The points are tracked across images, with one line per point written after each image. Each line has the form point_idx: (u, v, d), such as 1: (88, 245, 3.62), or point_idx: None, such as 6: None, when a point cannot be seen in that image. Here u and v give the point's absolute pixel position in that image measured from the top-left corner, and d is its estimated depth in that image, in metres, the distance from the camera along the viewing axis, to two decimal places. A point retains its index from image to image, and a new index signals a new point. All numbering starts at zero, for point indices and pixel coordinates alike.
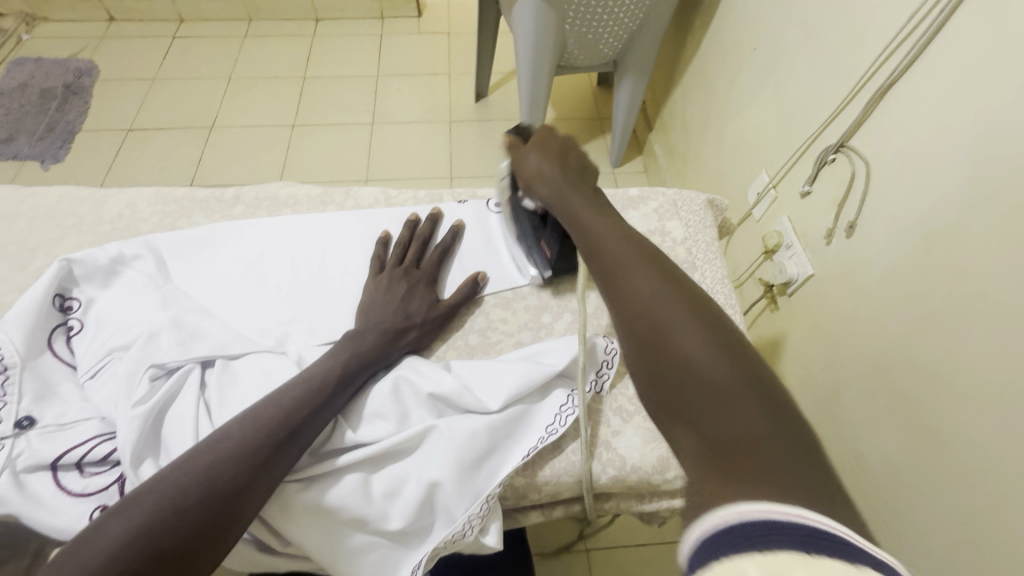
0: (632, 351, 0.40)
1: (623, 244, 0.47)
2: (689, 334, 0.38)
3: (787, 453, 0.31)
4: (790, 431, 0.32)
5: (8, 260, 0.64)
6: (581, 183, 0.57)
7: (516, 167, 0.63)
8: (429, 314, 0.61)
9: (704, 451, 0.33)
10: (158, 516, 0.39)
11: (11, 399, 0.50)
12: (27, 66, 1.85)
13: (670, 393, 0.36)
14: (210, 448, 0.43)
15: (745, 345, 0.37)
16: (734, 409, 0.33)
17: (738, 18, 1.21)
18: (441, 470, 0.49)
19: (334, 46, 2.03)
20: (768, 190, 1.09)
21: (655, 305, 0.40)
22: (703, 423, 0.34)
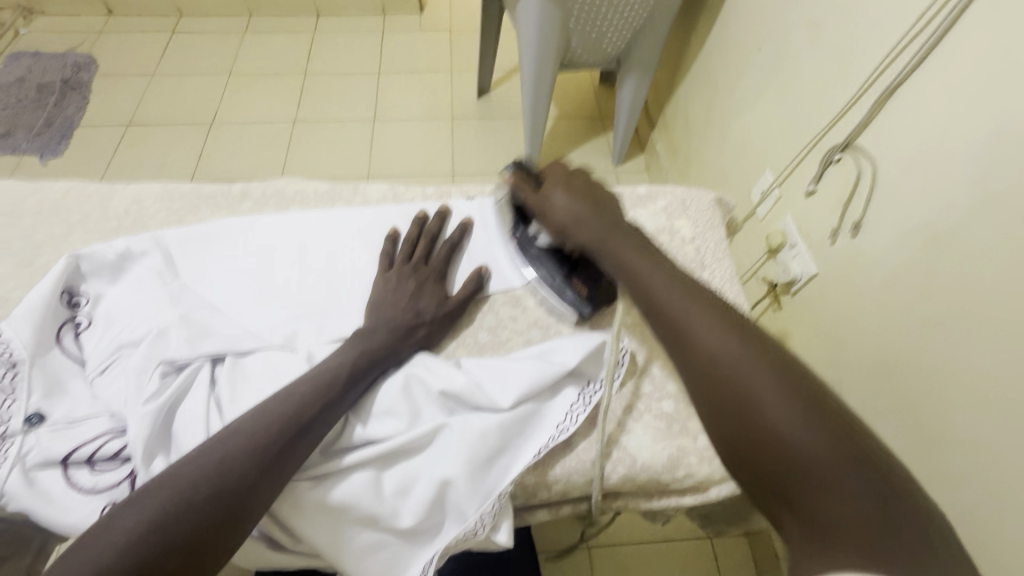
0: (717, 426, 0.41)
1: (686, 299, 0.47)
2: (777, 409, 0.38)
3: (901, 537, 0.32)
4: (899, 507, 0.34)
5: (15, 255, 0.63)
6: (623, 224, 0.56)
7: (539, 207, 0.61)
8: (438, 310, 0.61)
9: (816, 538, 0.34)
10: (171, 512, 0.39)
11: (21, 395, 0.50)
12: (24, 61, 1.83)
13: (765, 473, 0.38)
14: (221, 443, 0.43)
15: (834, 410, 0.38)
16: (839, 493, 0.34)
17: (742, 18, 1.21)
18: (453, 468, 0.49)
19: (335, 42, 2.02)
20: (772, 190, 1.09)
21: (736, 377, 0.41)
22: (808, 507, 0.35)
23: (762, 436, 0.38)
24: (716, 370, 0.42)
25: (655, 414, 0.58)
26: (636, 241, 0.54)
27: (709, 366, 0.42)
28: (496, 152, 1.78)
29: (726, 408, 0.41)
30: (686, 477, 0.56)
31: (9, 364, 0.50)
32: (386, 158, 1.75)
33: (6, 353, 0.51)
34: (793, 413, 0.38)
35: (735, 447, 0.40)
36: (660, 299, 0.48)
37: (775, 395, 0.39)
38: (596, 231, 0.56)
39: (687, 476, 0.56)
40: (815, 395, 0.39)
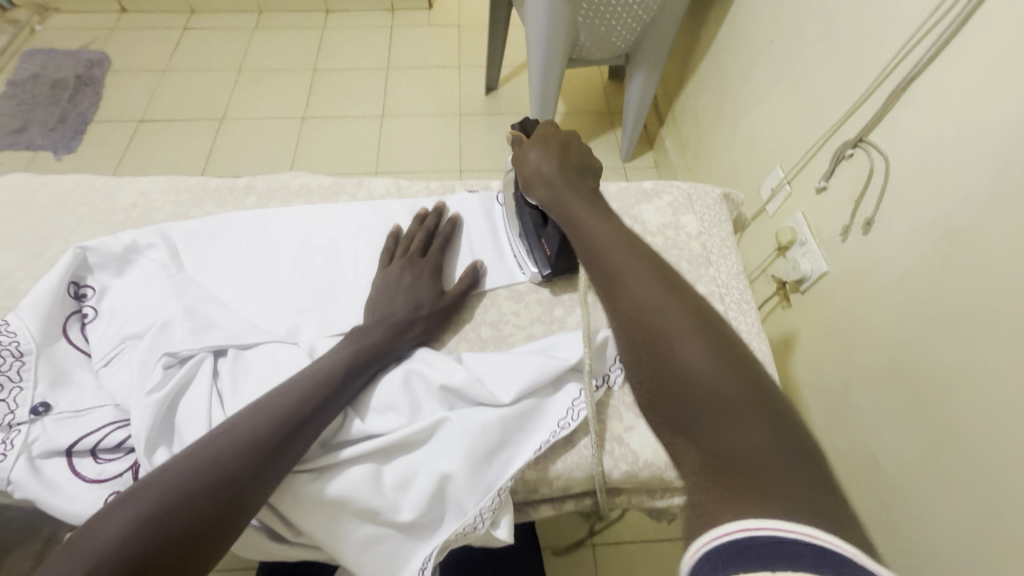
0: (633, 363, 0.42)
1: (626, 253, 0.48)
2: (689, 346, 0.39)
3: (789, 467, 0.31)
4: (792, 442, 0.33)
5: (25, 246, 0.64)
6: (581, 187, 0.57)
7: (518, 163, 0.64)
8: (435, 304, 0.61)
9: (704, 459, 0.34)
10: (172, 504, 0.39)
11: (27, 385, 0.50)
12: (39, 57, 1.86)
13: (670, 405, 0.38)
14: (219, 436, 0.43)
15: (749, 357, 0.38)
16: (734, 420, 0.34)
17: (754, 11, 1.19)
18: (453, 462, 0.49)
19: (343, 38, 2.02)
20: (783, 186, 1.08)
21: (656, 318, 0.41)
22: (703, 435, 0.35)
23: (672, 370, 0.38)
24: (638, 312, 0.42)
25: None
26: (594, 206, 0.55)
27: (633, 309, 0.43)
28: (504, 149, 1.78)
29: (644, 345, 0.41)
30: None
31: (16, 354, 0.51)
32: (394, 154, 1.75)
33: (13, 344, 0.51)
34: (704, 350, 0.38)
35: (647, 383, 0.40)
36: (600, 251, 0.49)
37: (689, 334, 0.40)
38: (559, 186, 0.58)
39: None
40: (735, 347, 0.39)
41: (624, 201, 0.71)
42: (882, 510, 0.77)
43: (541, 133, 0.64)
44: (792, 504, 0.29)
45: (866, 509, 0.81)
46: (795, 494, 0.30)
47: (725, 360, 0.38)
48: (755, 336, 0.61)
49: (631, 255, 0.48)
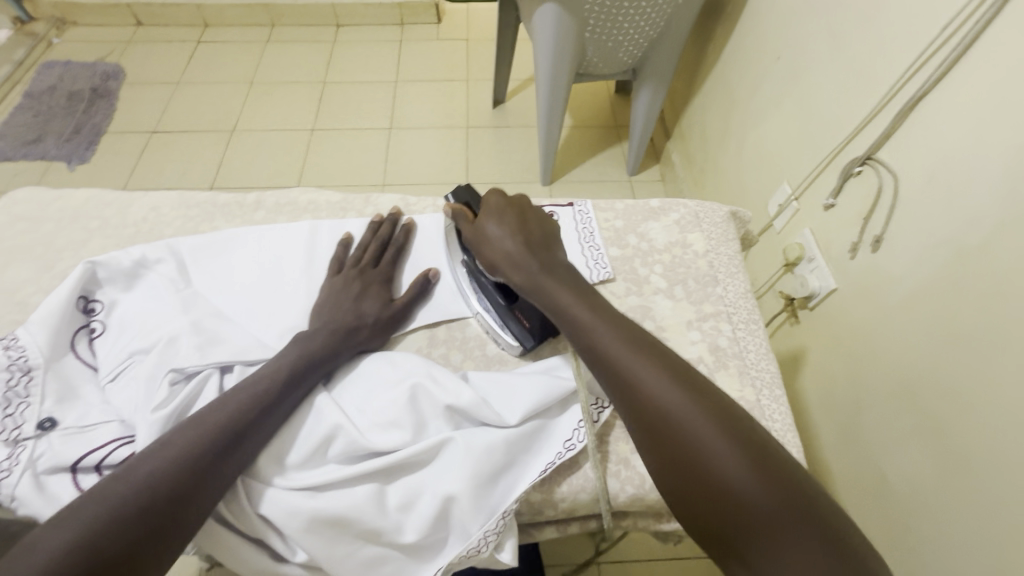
0: (666, 472, 0.43)
1: (629, 349, 0.47)
2: (724, 458, 0.40)
3: (837, 573, 0.35)
4: (830, 538, 0.37)
5: (37, 259, 0.65)
6: (557, 265, 0.55)
7: (475, 240, 0.60)
8: (380, 311, 0.61)
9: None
10: (133, 500, 0.40)
11: (35, 400, 0.51)
12: (55, 70, 1.89)
13: (716, 519, 0.39)
14: (150, 456, 0.43)
15: (771, 452, 0.41)
16: (776, 532, 0.37)
17: (761, 27, 1.20)
18: (458, 484, 0.48)
19: (353, 52, 2.05)
20: (790, 202, 1.07)
21: (683, 427, 0.42)
22: (754, 550, 0.37)
23: (708, 483, 0.40)
24: (661, 420, 0.43)
25: None
26: (578, 285, 0.54)
27: (655, 412, 0.44)
28: (511, 162, 1.79)
29: (674, 457, 0.42)
30: None
31: (24, 369, 0.51)
32: (401, 166, 1.76)
33: (22, 359, 0.51)
34: (737, 457, 0.40)
35: (683, 495, 0.41)
36: (602, 346, 0.48)
37: (718, 441, 0.41)
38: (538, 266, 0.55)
39: None
40: (755, 440, 0.42)
41: (631, 219, 0.71)
42: (893, 534, 0.75)
43: (492, 204, 0.61)
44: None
45: (876, 532, 0.79)
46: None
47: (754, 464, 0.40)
48: (765, 356, 0.61)
49: (633, 348, 0.47)
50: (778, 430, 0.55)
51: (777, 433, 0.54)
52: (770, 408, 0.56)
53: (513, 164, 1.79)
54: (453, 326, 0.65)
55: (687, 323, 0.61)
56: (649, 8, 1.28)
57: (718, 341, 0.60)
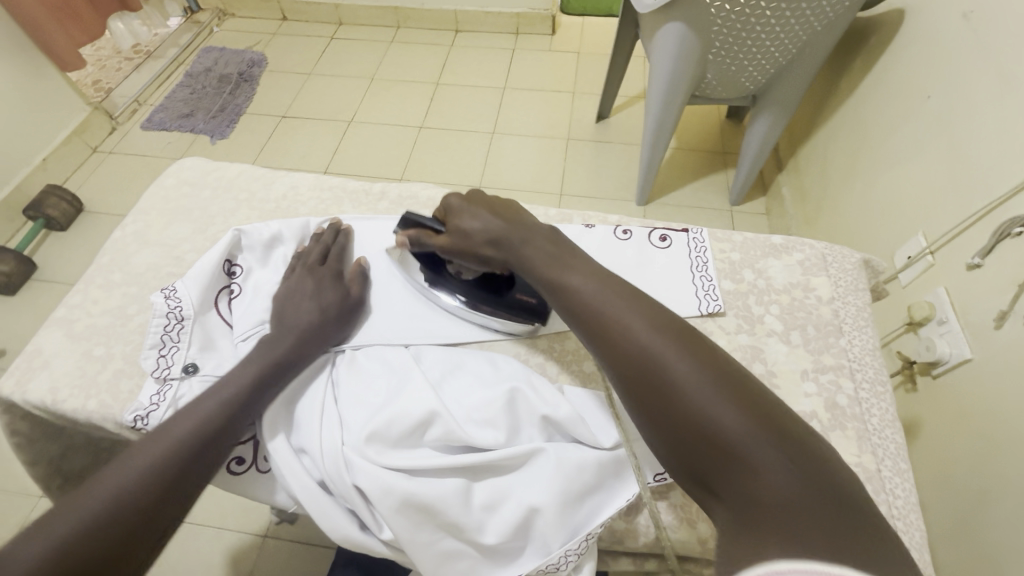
0: (643, 416, 0.42)
1: (611, 298, 0.46)
2: (700, 392, 0.38)
3: (809, 505, 0.32)
4: (827, 484, 0.34)
5: (194, 221, 0.73)
6: (539, 232, 0.55)
7: (459, 245, 0.58)
8: (340, 307, 0.61)
9: (736, 512, 0.35)
10: (107, 503, 0.41)
11: (183, 346, 0.57)
12: (212, 54, 2.15)
13: (701, 457, 0.37)
14: (120, 463, 0.44)
15: (747, 388, 0.39)
16: (754, 471, 0.35)
17: (912, 63, 1.10)
18: (544, 497, 0.48)
19: (467, 56, 2.14)
20: (923, 255, 0.97)
21: (655, 366, 0.41)
22: (726, 484, 0.36)
23: (692, 423, 0.38)
24: (636, 358, 0.42)
25: None
26: (555, 252, 0.52)
27: (631, 354, 0.43)
28: (608, 178, 1.78)
29: (647, 395, 0.41)
30: None
31: (178, 318, 0.58)
32: (499, 170, 1.80)
33: (177, 308, 0.58)
34: (711, 393, 0.38)
35: (669, 435, 0.40)
36: (586, 295, 0.48)
37: (704, 384, 0.39)
38: (521, 246, 0.54)
39: None
40: (736, 378, 0.40)
41: (749, 253, 0.67)
42: None
43: (451, 207, 0.59)
44: (826, 546, 0.30)
45: None
46: (847, 550, 0.30)
47: (743, 405, 0.37)
48: (891, 422, 0.54)
49: (616, 297, 0.47)
50: (900, 507, 0.49)
51: (898, 510, 0.49)
52: (891, 482, 0.50)
53: (610, 180, 1.78)
54: (551, 337, 0.64)
55: (802, 373, 0.57)
56: (783, 34, 1.22)
57: (836, 399, 0.55)
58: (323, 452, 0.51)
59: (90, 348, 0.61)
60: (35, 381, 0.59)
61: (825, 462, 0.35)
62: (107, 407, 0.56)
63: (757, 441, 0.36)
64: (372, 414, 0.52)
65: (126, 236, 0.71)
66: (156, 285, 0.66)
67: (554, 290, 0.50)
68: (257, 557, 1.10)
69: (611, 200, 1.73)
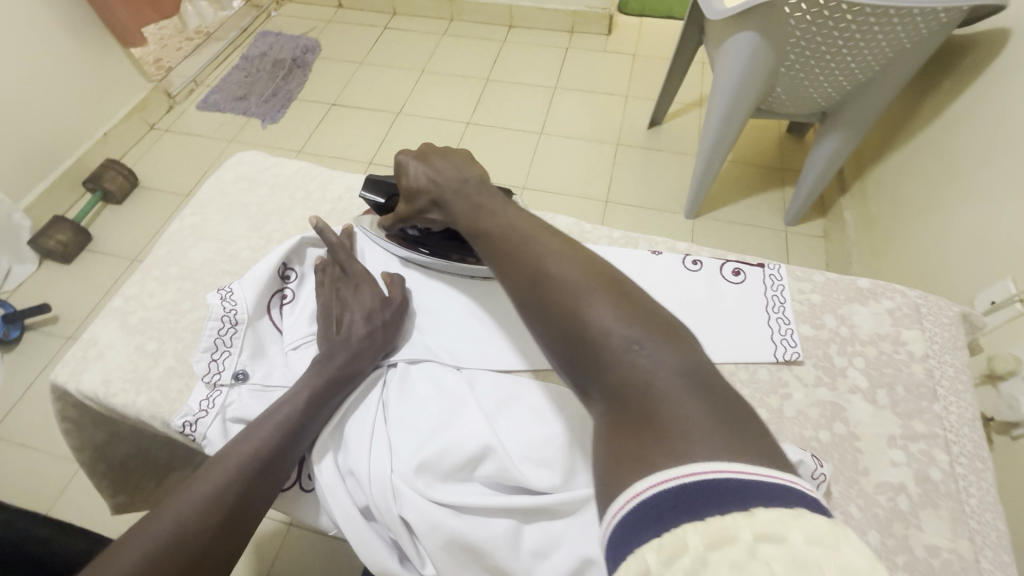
0: (537, 330, 0.41)
1: (521, 224, 0.47)
2: (589, 302, 0.38)
3: (682, 403, 0.33)
4: (699, 376, 0.35)
5: (250, 218, 0.72)
6: (474, 177, 0.54)
7: (408, 201, 0.59)
8: (386, 306, 0.58)
9: (613, 412, 0.35)
10: (160, 539, 0.41)
11: (234, 351, 0.56)
12: (268, 39, 2.17)
13: (585, 363, 0.38)
14: (182, 492, 0.44)
15: (631, 298, 0.39)
16: (630, 369, 0.35)
17: (1012, 88, 1.01)
18: (601, 550, 0.45)
19: (519, 53, 2.10)
20: (1011, 302, 0.89)
21: (551, 278, 0.41)
22: (607, 389, 0.36)
23: (576, 331, 0.38)
24: (531, 273, 0.42)
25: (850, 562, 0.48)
26: (483, 191, 0.52)
27: (531, 271, 0.42)
28: (657, 188, 1.72)
29: (539, 306, 0.41)
30: None
31: (232, 322, 0.57)
32: (545, 172, 1.76)
33: (232, 312, 0.57)
34: (601, 303, 0.38)
35: (557, 347, 0.40)
36: (499, 221, 0.48)
37: (589, 293, 0.39)
38: (454, 191, 0.53)
39: None
40: (623, 288, 0.40)
41: (831, 296, 0.62)
42: None
43: (398, 161, 0.59)
44: (690, 434, 0.31)
45: None
46: (715, 435, 0.31)
47: (621, 309, 0.38)
48: (992, 503, 0.49)
49: (525, 223, 0.47)
50: None
51: None
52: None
53: (660, 191, 1.71)
54: None
55: (889, 438, 0.52)
56: (867, 50, 1.13)
57: (928, 471, 0.50)
58: (369, 477, 0.48)
59: (143, 343, 0.60)
60: (88, 372, 0.59)
61: (702, 363, 0.36)
62: (157, 406, 0.56)
63: (636, 342, 0.36)
64: (423, 440, 0.49)
65: (183, 229, 0.71)
66: (210, 282, 0.66)
67: (471, 224, 0.50)
68: (279, 548, 1.10)
69: (659, 212, 1.67)
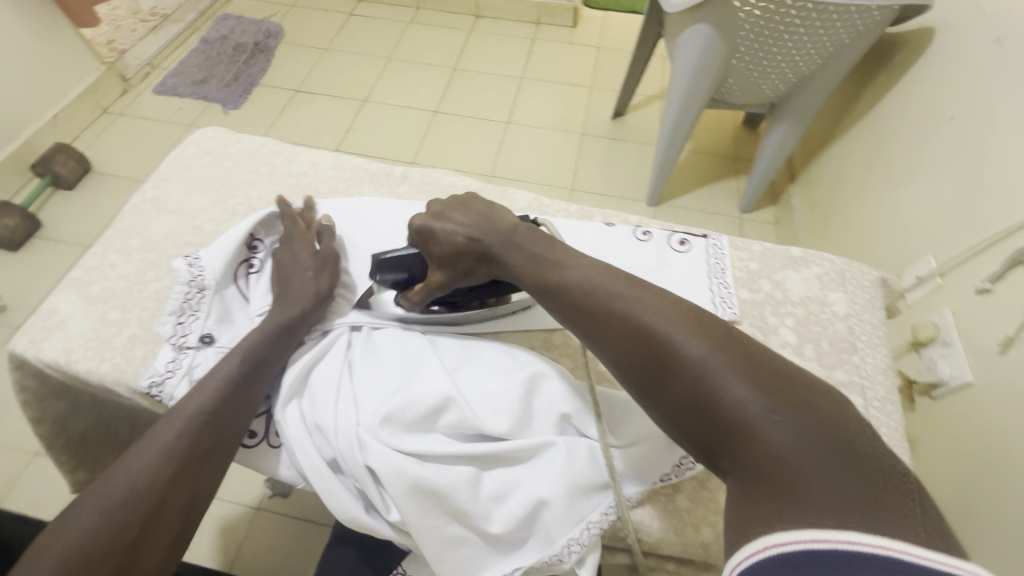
0: (649, 394, 0.42)
1: (615, 283, 0.48)
2: (707, 365, 0.39)
3: (824, 471, 0.32)
4: (840, 445, 0.33)
5: (214, 192, 0.73)
6: (511, 227, 0.55)
7: (448, 264, 0.57)
8: (317, 262, 0.60)
9: (744, 479, 0.35)
10: (122, 492, 0.43)
11: (201, 316, 0.57)
12: (228, 22, 2.11)
13: (707, 427, 0.38)
14: (144, 448, 0.45)
15: (754, 359, 0.39)
16: (762, 436, 0.35)
17: (934, 83, 1.11)
18: (552, 490, 0.49)
19: (486, 43, 2.12)
20: (932, 277, 0.98)
21: (663, 345, 0.41)
22: (736, 454, 0.36)
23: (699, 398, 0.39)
24: (638, 338, 0.43)
25: None
26: (534, 242, 0.54)
27: (636, 336, 0.44)
28: (620, 176, 1.78)
29: (653, 372, 0.42)
30: None
31: (199, 288, 0.58)
32: (511, 161, 1.79)
33: (199, 277, 0.58)
34: (722, 368, 0.38)
35: (678, 415, 0.40)
36: (585, 280, 0.49)
37: (708, 359, 0.39)
38: (502, 245, 0.54)
39: None
40: (742, 350, 0.40)
41: (767, 264, 0.67)
42: None
43: (416, 229, 0.58)
44: (831, 502, 0.31)
45: None
46: (863, 510, 0.30)
47: (746, 375, 0.37)
48: (899, 440, 0.55)
49: (619, 281, 0.48)
50: None
51: None
52: None
53: (622, 179, 1.77)
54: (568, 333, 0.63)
55: None
56: (809, 45, 1.21)
57: None
58: (337, 431, 0.50)
59: (105, 312, 0.61)
60: (48, 341, 0.59)
61: (845, 429, 0.35)
62: (121, 371, 0.57)
63: (766, 409, 0.36)
64: (388, 395, 0.52)
65: (144, 202, 0.71)
66: (174, 253, 0.66)
67: (537, 279, 0.52)
68: (246, 531, 1.10)
69: (622, 199, 1.73)
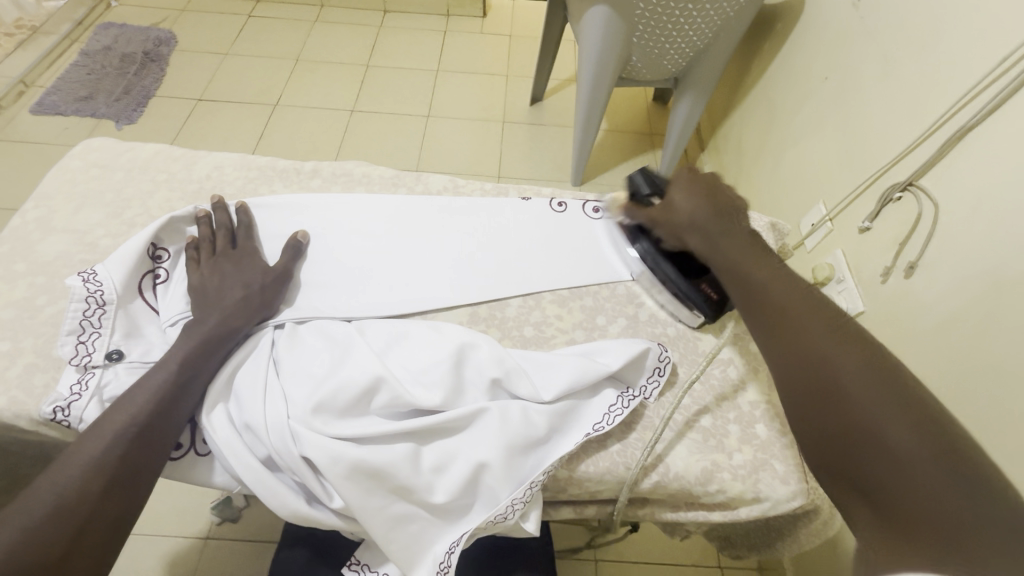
0: (798, 410, 0.45)
1: (796, 306, 0.48)
2: (869, 404, 0.40)
3: (978, 535, 0.34)
4: (995, 516, 0.34)
5: (108, 205, 0.68)
6: (735, 232, 0.55)
7: (662, 218, 0.59)
8: (266, 277, 0.60)
9: (888, 521, 0.37)
10: (38, 511, 0.40)
11: (105, 332, 0.54)
12: (111, 31, 1.95)
13: (848, 456, 0.41)
14: (61, 466, 0.43)
15: (925, 413, 0.39)
16: (917, 480, 0.37)
17: (809, 47, 1.22)
18: (491, 452, 0.51)
19: (398, 38, 2.09)
20: (823, 222, 1.08)
21: (829, 374, 0.43)
22: (877, 491, 0.38)
23: (842, 417, 0.41)
24: (808, 362, 0.45)
25: (693, 427, 0.58)
26: (742, 253, 0.54)
27: (803, 359, 0.45)
28: (543, 160, 1.82)
29: (812, 393, 0.44)
30: (718, 493, 0.55)
31: (99, 303, 0.55)
32: (436, 154, 1.79)
33: (98, 293, 0.55)
34: (886, 411, 0.40)
35: (823, 436, 0.42)
36: (764, 299, 0.50)
37: (875, 400, 0.40)
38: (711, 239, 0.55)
39: (720, 493, 0.55)
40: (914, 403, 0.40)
41: None
42: None
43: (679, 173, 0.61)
44: (979, 563, 0.33)
45: None
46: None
47: (917, 428, 0.38)
48: None
49: (801, 305, 0.48)
50: None
51: None
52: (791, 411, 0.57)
53: (546, 162, 1.81)
54: (494, 306, 0.65)
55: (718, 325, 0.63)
56: (700, 19, 1.29)
57: None
58: (268, 427, 0.50)
59: None
60: None
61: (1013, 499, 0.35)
62: (19, 403, 0.53)
63: (930, 464, 0.37)
64: (318, 384, 0.51)
65: (26, 223, 0.66)
66: (67, 272, 0.62)
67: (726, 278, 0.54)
68: (197, 561, 1.05)
69: (548, 181, 1.77)
